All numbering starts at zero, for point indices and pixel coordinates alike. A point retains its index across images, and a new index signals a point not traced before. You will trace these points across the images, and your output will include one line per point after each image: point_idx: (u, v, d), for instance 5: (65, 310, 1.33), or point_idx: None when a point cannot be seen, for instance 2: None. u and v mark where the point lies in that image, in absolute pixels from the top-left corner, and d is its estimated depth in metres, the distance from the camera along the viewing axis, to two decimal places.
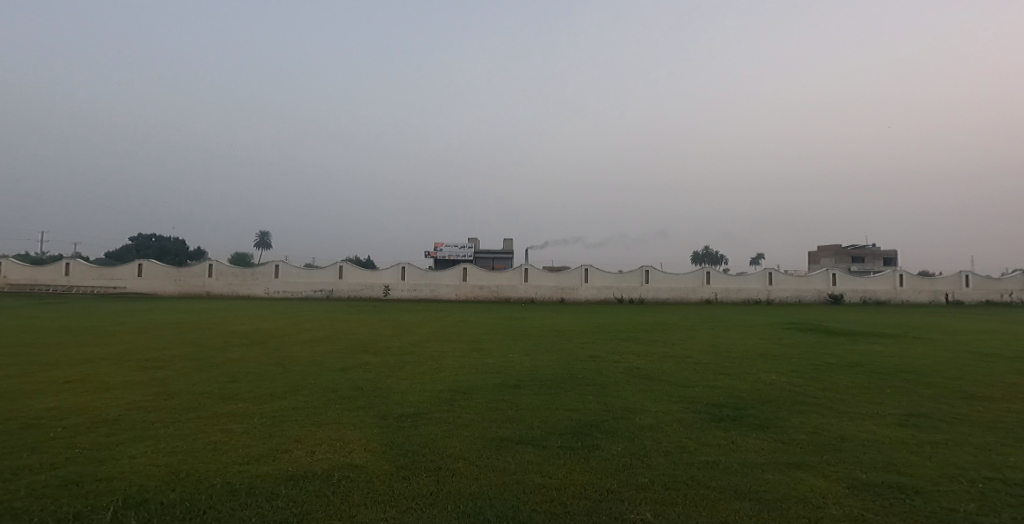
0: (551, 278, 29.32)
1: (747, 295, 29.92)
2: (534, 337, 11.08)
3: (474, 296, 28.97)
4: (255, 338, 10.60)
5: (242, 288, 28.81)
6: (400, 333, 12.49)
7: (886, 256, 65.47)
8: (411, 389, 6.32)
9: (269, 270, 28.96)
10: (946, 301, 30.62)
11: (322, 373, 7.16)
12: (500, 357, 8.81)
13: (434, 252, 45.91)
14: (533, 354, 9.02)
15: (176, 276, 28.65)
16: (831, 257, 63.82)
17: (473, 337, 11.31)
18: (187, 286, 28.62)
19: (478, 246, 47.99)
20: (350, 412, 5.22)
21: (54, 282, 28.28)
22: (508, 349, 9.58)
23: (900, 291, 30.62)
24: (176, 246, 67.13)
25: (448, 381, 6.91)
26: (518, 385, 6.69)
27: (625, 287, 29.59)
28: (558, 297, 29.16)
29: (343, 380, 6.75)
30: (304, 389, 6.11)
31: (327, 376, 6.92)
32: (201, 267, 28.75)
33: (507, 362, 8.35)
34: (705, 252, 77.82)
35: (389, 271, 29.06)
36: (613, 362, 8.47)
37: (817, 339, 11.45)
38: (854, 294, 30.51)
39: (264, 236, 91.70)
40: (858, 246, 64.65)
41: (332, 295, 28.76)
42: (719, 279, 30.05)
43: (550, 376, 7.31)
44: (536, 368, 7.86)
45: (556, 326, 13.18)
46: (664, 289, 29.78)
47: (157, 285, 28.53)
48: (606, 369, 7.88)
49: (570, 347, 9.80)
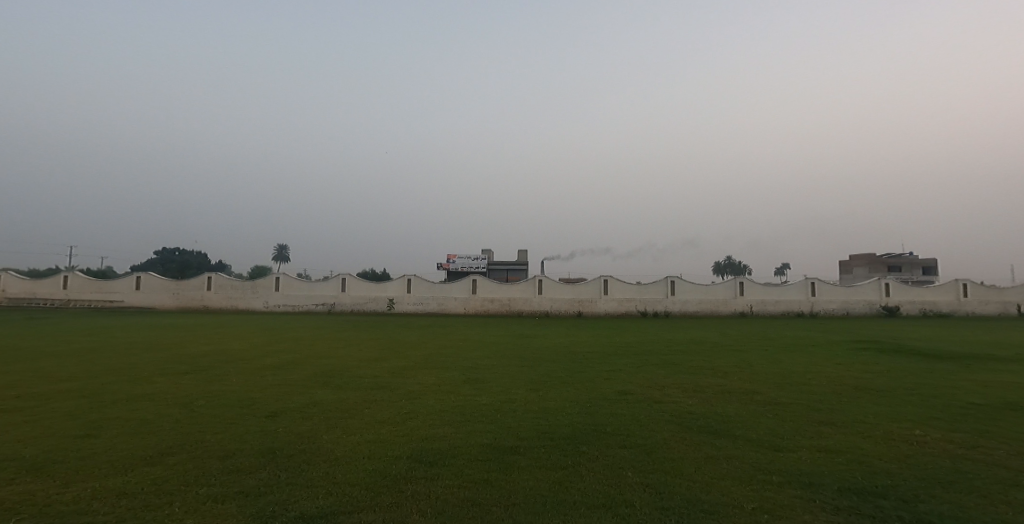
0: (568, 290, 26.93)
1: (787, 307, 27.02)
2: (544, 362, 8.82)
3: (485, 310, 26.75)
4: (201, 363, 8.52)
5: (240, 302, 27.16)
6: (383, 356, 10.29)
7: (924, 264, 61.36)
8: (350, 456, 4.11)
9: (270, 283, 27.31)
10: (1018, 313, 27.22)
11: (236, 418, 5.00)
12: (501, 394, 6.57)
13: (447, 264, 44.11)
14: (544, 390, 6.72)
15: (174, 290, 27.17)
16: (865, 265, 60.21)
17: (471, 362, 9.08)
18: (184, 300, 27.09)
19: (492, 258, 45.75)
20: (217, 506, 3.02)
21: (51, 295, 27.11)
22: (513, 381, 7.30)
23: (963, 302, 27.40)
24: (199, 258, 67.36)
25: (415, 439, 4.68)
26: (518, 450, 4.42)
27: (649, 299, 26.99)
28: (576, 311, 26.74)
29: (257, 432, 4.60)
30: (186, 450, 3.97)
31: (240, 426, 4.75)
32: (200, 280, 27.21)
33: (508, 403, 6.10)
34: (729, 261, 73.84)
35: (395, 284, 27.16)
36: (652, 403, 6.13)
37: (914, 366, 8.83)
38: (910, 306, 27.32)
39: (283, 250, 91.34)
40: (894, 254, 60.24)
41: (335, 309, 26.93)
42: (755, 290, 27.25)
43: (566, 428, 5.03)
44: (547, 414, 5.59)
45: (574, 347, 10.79)
46: (693, 301, 27.10)
47: (154, 299, 27.08)
48: (645, 416, 5.55)
49: (592, 378, 7.48)
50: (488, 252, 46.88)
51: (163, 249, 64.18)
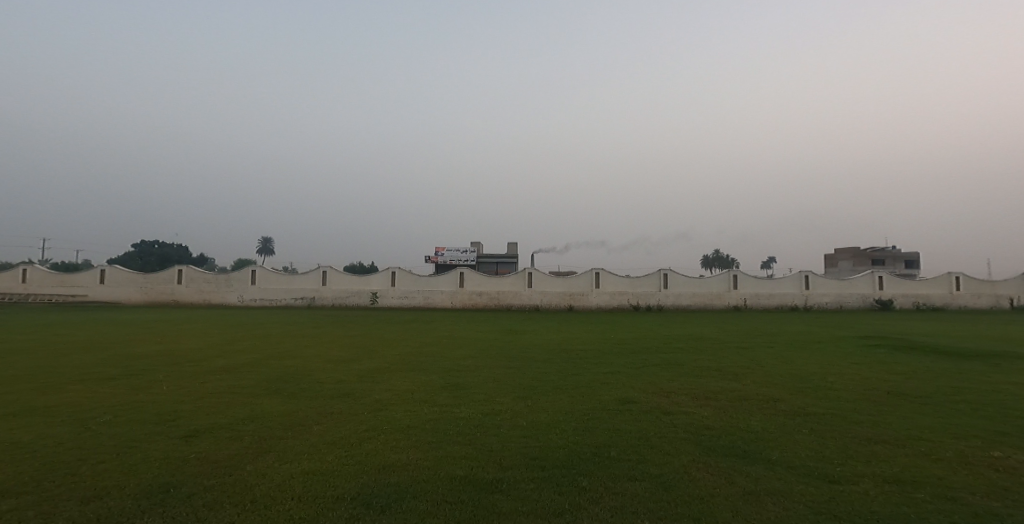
0: (558, 283, 26.02)
1: (781, 301, 26.41)
2: (534, 363, 7.87)
3: (472, 304, 25.76)
4: (137, 366, 7.39)
5: (213, 296, 25.80)
6: (355, 357, 9.24)
7: (906, 258, 61.73)
8: (274, 498, 3.09)
9: (245, 276, 25.99)
10: (1010, 307, 26.96)
11: (140, 440, 3.94)
12: (483, 404, 5.60)
13: (435, 257, 43.03)
14: (533, 399, 5.76)
15: (142, 283, 25.70)
16: (849, 258, 60.26)
17: (451, 364, 8.09)
18: (153, 295, 25.65)
19: (480, 250, 44.71)
20: None
21: (9, 289, 25.49)
22: (498, 388, 6.32)
23: (956, 295, 27.06)
24: (179, 252, 65.21)
25: (368, 470, 3.67)
26: (499, 487, 3.43)
27: (641, 293, 26.18)
28: (566, 306, 25.84)
29: (159, 460, 3.54)
30: (44, 490, 2.93)
31: (138, 451, 3.68)
32: (170, 273, 25.77)
33: (489, 417, 5.12)
34: (717, 255, 73.70)
35: (378, 277, 26.01)
36: (661, 417, 5.19)
37: (941, 367, 8.01)
38: (904, 299, 26.88)
39: (266, 242, 89.38)
40: (879, 248, 60.24)
41: (314, 303, 25.74)
42: (748, 284, 26.57)
43: (560, 454, 4.05)
44: (536, 432, 4.61)
45: (566, 345, 9.84)
46: (685, 294, 26.35)
47: (120, 293, 25.61)
48: (655, 435, 4.60)
49: (589, 384, 6.55)
50: (477, 245, 45.91)
51: (141, 242, 61.67)
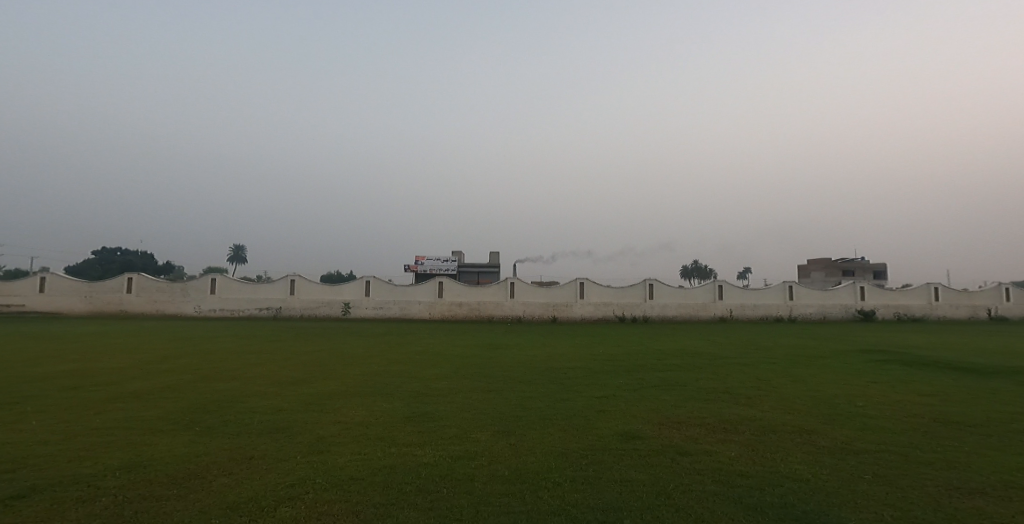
0: (540, 294, 24.98)
1: (765, 312, 25.86)
2: (515, 386, 6.72)
3: (450, 315, 24.48)
4: (23, 391, 6.00)
5: (168, 306, 23.94)
6: (308, 377, 7.97)
7: (876, 269, 63.06)
8: None
9: (204, 285, 24.21)
10: (988, 317, 26.96)
11: None
12: (454, 443, 4.43)
13: (413, 267, 41.65)
14: (516, 436, 4.61)
15: (88, 292, 23.68)
16: (822, 269, 60.95)
17: (421, 387, 6.89)
18: (100, 305, 23.63)
19: (460, 260, 43.46)
20: None
21: None
22: (473, 419, 5.17)
23: (935, 306, 26.99)
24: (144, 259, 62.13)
25: None
26: None
27: (626, 303, 25.31)
28: (549, 317, 24.79)
29: None
30: None
31: None
32: (120, 281, 23.82)
33: (460, 463, 3.95)
34: (696, 267, 74.00)
35: (350, 286, 24.55)
36: (678, 460, 4.09)
37: (970, 387, 7.17)
38: (887, 310, 26.57)
39: (238, 250, 86.35)
40: (853, 260, 60.96)
41: (280, 314, 24.09)
42: (733, 294, 25.96)
43: None
44: (520, 489, 3.44)
45: (552, 363, 8.75)
46: (670, 305, 25.58)
47: (63, 303, 23.53)
48: (677, 489, 3.51)
49: (584, 413, 5.43)
50: (457, 255, 44.67)
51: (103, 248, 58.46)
